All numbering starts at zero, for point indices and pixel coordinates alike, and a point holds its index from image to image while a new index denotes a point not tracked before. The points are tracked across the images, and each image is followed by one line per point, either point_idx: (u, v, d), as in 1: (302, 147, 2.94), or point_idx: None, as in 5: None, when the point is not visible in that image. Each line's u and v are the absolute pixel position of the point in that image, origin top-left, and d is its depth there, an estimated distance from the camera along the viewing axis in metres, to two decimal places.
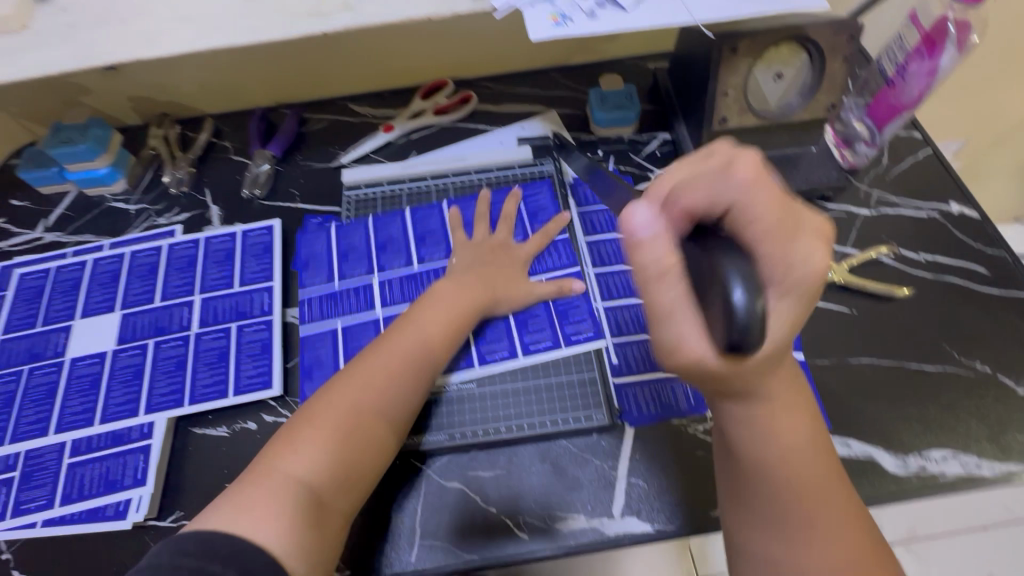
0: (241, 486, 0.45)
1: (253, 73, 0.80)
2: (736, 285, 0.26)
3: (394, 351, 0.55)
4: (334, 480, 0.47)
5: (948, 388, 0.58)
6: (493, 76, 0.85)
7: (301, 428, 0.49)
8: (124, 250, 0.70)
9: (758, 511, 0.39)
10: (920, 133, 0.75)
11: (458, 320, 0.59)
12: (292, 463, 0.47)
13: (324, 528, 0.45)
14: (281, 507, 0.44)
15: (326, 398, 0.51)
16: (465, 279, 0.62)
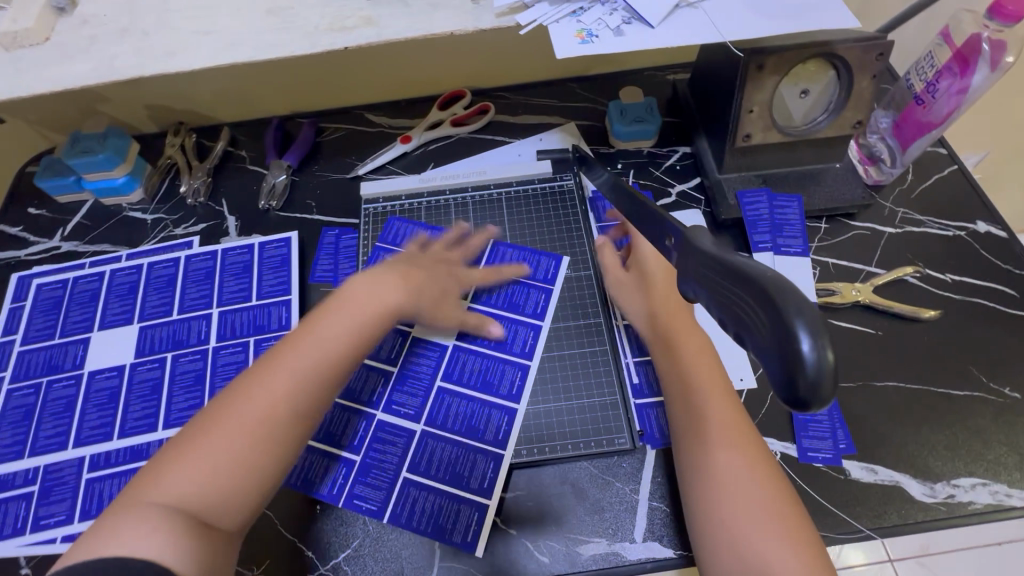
0: (121, 509, 0.41)
1: (271, 82, 0.80)
2: (803, 332, 0.22)
3: (290, 359, 0.49)
4: (217, 498, 0.43)
5: (976, 414, 0.57)
6: (510, 86, 0.85)
7: (183, 447, 0.43)
8: (141, 262, 0.70)
9: (713, 522, 0.45)
10: (945, 150, 0.74)
11: (370, 320, 0.53)
12: (166, 485, 0.42)
13: (209, 543, 0.41)
14: (154, 530, 0.39)
15: (218, 411, 0.46)
16: (385, 277, 0.57)
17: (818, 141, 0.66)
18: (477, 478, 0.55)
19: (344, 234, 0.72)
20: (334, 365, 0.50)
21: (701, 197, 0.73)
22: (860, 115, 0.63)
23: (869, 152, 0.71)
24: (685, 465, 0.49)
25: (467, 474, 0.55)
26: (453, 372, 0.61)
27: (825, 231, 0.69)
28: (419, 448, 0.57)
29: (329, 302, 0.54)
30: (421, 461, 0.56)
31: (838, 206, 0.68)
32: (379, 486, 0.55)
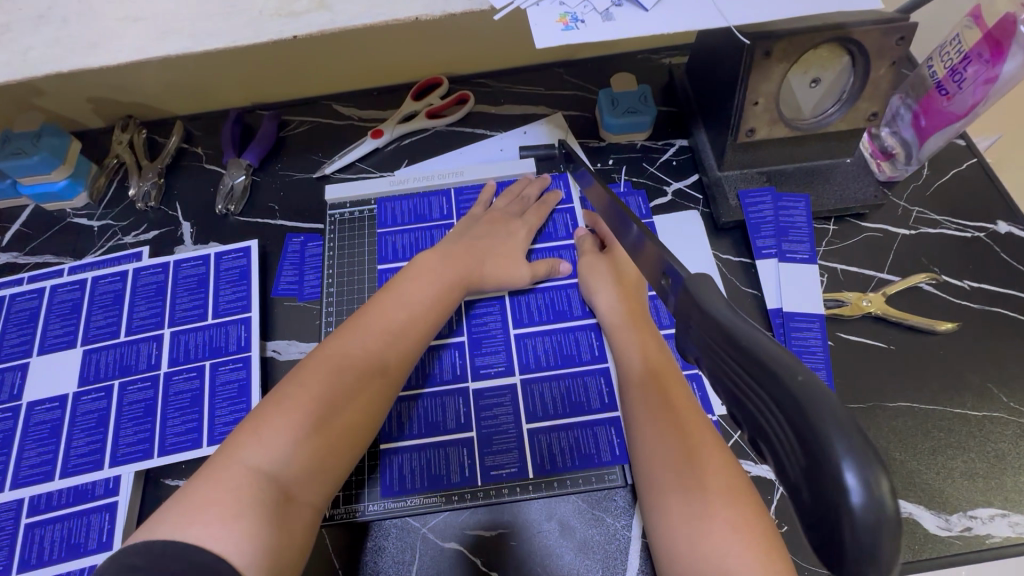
0: (197, 483, 0.40)
1: (226, 71, 0.72)
2: (850, 472, 0.19)
3: (374, 327, 0.50)
4: (304, 471, 0.42)
5: (995, 435, 0.52)
6: (490, 73, 0.77)
7: (269, 412, 0.43)
8: (84, 276, 0.64)
9: (679, 530, 0.37)
10: (964, 141, 0.68)
11: (447, 293, 0.55)
12: (254, 452, 0.41)
13: (291, 524, 0.41)
14: (246, 504, 0.39)
15: (298, 379, 0.46)
16: (451, 251, 0.58)
17: (829, 135, 0.60)
18: (608, 450, 0.52)
19: (309, 242, 0.66)
20: (418, 334, 0.52)
21: (700, 195, 0.67)
22: (875, 107, 0.57)
23: (882, 145, 0.65)
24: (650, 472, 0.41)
25: (595, 450, 0.53)
26: (528, 347, 0.57)
27: (833, 233, 0.63)
28: (506, 428, 0.54)
29: (404, 274, 0.55)
30: (509, 443, 0.53)
31: (848, 206, 0.63)
32: (463, 468, 0.52)
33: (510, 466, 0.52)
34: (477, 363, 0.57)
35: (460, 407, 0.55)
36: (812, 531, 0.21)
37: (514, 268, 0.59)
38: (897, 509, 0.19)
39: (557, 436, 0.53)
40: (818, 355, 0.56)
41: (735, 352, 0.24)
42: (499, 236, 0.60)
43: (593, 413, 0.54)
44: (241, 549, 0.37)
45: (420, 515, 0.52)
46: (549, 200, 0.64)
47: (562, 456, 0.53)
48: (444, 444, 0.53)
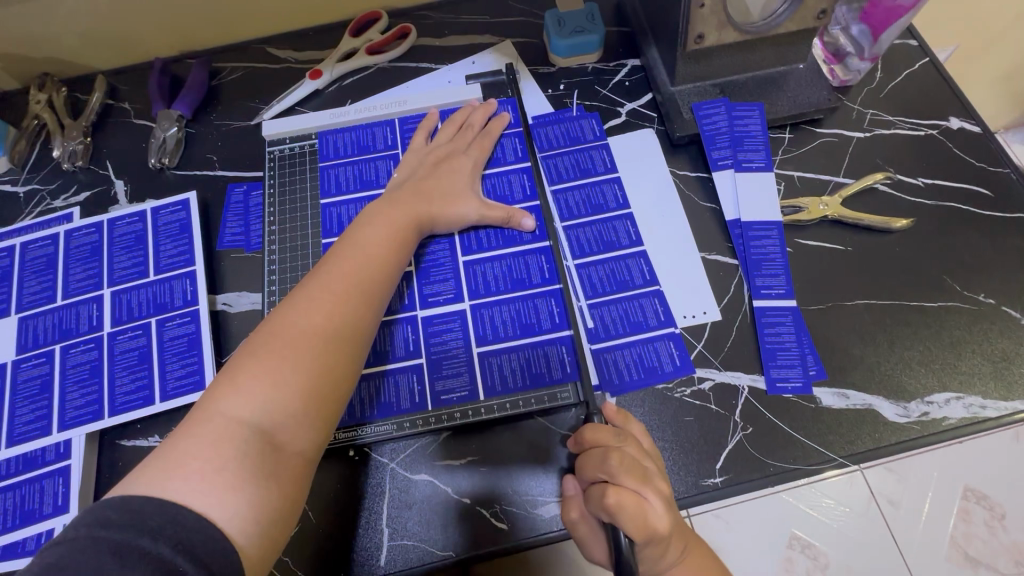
0: (175, 438, 0.39)
1: (144, 15, 0.67)
2: None
3: (341, 271, 0.48)
4: (290, 417, 0.41)
5: (950, 323, 0.53)
6: (432, 3, 0.73)
7: (241, 362, 0.41)
8: (11, 242, 0.60)
9: None
10: (916, 41, 0.67)
11: (404, 232, 0.53)
12: (233, 402, 0.40)
13: (278, 476, 0.39)
14: (226, 456, 0.38)
15: (269, 328, 0.44)
16: (397, 195, 0.55)
17: (779, 38, 0.58)
18: (558, 368, 0.52)
19: (252, 190, 0.63)
20: (386, 276, 0.50)
21: (655, 114, 0.65)
22: (825, 4, 0.54)
23: (834, 49, 0.63)
24: None
25: (546, 369, 0.52)
26: (478, 274, 0.56)
27: (789, 141, 0.62)
28: (456, 351, 0.53)
29: (360, 220, 0.53)
30: (459, 367, 0.53)
31: (803, 112, 0.61)
32: (412, 395, 0.52)
33: (460, 390, 0.52)
34: (426, 291, 0.55)
35: (408, 335, 0.54)
36: None
37: (461, 198, 0.57)
38: None
39: (508, 357, 0.53)
40: (777, 262, 0.56)
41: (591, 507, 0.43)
42: (443, 174, 0.57)
43: (543, 332, 0.53)
44: (219, 504, 0.36)
45: (385, 450, 0.51)
46: (492, 129, 0.62)
47: (514, 376, 0.52)
48: (395, 372, 0.52)
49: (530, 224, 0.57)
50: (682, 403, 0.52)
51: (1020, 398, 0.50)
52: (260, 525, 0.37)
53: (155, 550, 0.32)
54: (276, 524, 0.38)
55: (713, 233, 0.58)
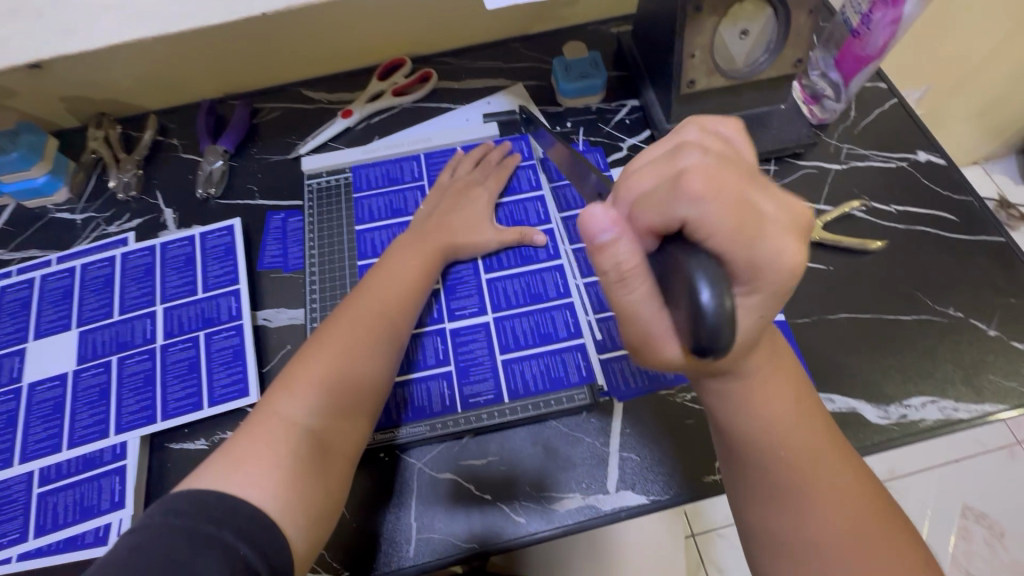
0: (237, 440, 0.44)
1: (196, 61, 0.75)
2: (705, 285, 0.26)
3: (377, 295, 0.55)
4: (336, 421, 0.47)
5: (924, 334, 0.59)
6: (451, 51, 0.82)
7: (296, 371, 0.48)
8: (72, 264, 0.66)
9: (759, 488, 0.39)
10: (885, 84, 0.75)
11: (432, 261, 0.60)
12: (289, 405, 0.46)
13: (325, 477, 0.44)
14: (281, 455, 0.43)
15: (317, 342, 0.51)
16: (425, 228, 0.62)
17: (761, 82, 0.66)
18: (575, 372, 0.57)
19: (290, 217, 0.70)
20: (415, 300, 0.57)
21: None
22: (800, 53, 0.62)
23: (812, 91, 0.71)
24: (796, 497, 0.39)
25: (564, 373, 0.57)
26: (499, 290, 0.62)
27: (773, 172, 0.70)
28: (481, 359, 0.59)
29: (393, 251, 0.60)
30: (485, 372, 0.58)
31: (785, 147, 0.69)
32: (443, 398, 0.57)
33: (486, 393, 0.57)
34: (453, 306, 0.61)
35: (438, 345, 0.59)
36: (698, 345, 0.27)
37: (479, 226, 0.63)
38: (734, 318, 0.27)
39: (529, 363, 0.58)
40: None
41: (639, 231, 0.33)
42: (464, 205, 0.64)
43: (560, 341, 0.59)
44: (277, 497, 0.41)
45: (414, 451, 0.56)
46: (508, 163, 0.69)
47: (534, 380, 0.57)
48: (427, 379, 0.58)
49: (541, 240, 0.64)
50: (682, 407, 0.57)
51: (990, 401, 0.55)
52: (311, 517, 0.42)
53: (220, 535, 0.36)
54: (323, 519, 0.43)
55: None
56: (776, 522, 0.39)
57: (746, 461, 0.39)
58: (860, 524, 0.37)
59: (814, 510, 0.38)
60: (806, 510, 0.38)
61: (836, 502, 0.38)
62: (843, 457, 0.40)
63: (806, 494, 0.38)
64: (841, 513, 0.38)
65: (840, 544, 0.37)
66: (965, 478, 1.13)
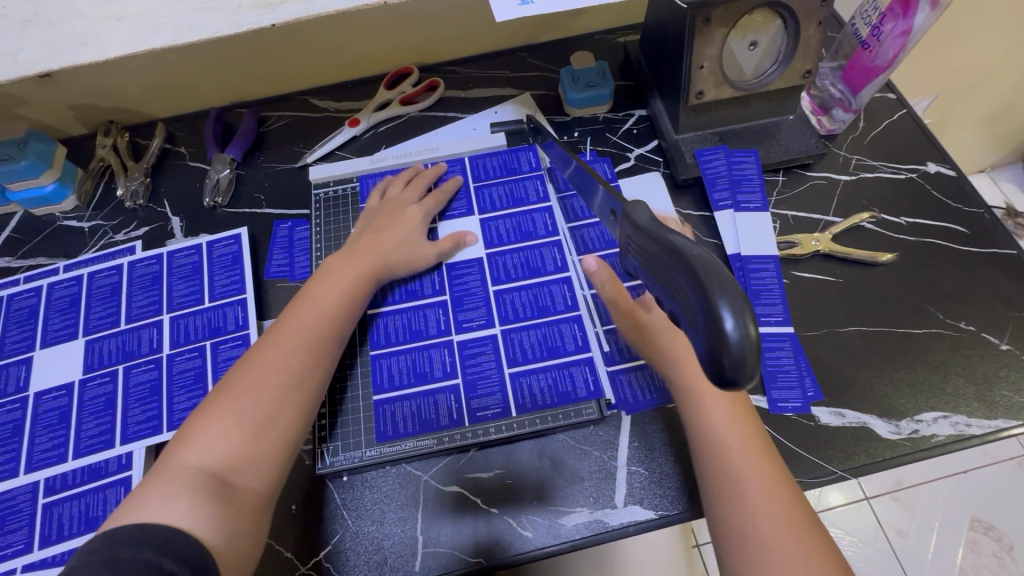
0: (148, 481, 0.43)
1: (204, 70, 0.75)
2: (727, 314, 0.27)
3: (292, 328, 0.53)
4: (242, 460, 0.45)
5: (935, 348, 0.58)
6: (459, 60, 0.82)
7: (203, 417, 0.47)
8: (79, 272, 0.66)
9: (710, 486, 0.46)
10: (894, 94, 0.75)
11: (358, 286, 0.58)
12: (193, 451, 0.45)
13: (235, 501, 0.43)
14: (184, 490, 0.42)
15: (229, 381, 0.49)
16: (353, 251, 0.60)
17: (770, 93, 0.66)
18: (583, 387, 0.57)
19: (297, 226, 0.69)
20: (336, 327, 0.55)
21: (660, 158, 0.72)
22: (809, 64, 0.62)
23: (820, 101, 0.71)
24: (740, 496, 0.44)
25: (572, 388, 0.57)
26: (507, 302, 0.62)
27: (782, 183, 0.69)
28: (489, 372, 0.58)
29: (316, 277, 0.58)
30: (493, 386, 0.57)
31: (794, 158, 0.68)
32: (451, 412, 0.56)
33: (493, 407, 0.56)
34: (460, 318, 0.61)
35: (445, 358, 0.59)
36: (717, 377, 0.28)
37: (410, 244, 0.62)
38: (760, 344, 0.27)
39: (537, 377, 0.58)
40: (775, 292, 0.61)
41: (658, 245, 0.33)
42: (393, 222, 0.63)
43: (568, 355, 0.58)
44: (188, 517, 0.41)
45: (420, 463, 0.56)
46: (427, 179, 0.68)
47: (542, 395, 0.57)
48: (434, 392, 0.57)
49: (472, 237, 0.65)
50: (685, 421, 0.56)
51: (1003, 417, 0.55)
52: (224, 537, 0.41)
53: (168, 568, 0.37)
54: (242, 537, 0.42)
55: None
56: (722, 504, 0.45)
57: (701, 453, 0.48)
58: (788, 518, 0.43)
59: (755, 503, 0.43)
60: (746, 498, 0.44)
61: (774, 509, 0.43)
62: (780, 468, 0.46)
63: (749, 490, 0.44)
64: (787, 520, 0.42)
65: (773, 529, 0.42)
66: (975, 488, 1.12)
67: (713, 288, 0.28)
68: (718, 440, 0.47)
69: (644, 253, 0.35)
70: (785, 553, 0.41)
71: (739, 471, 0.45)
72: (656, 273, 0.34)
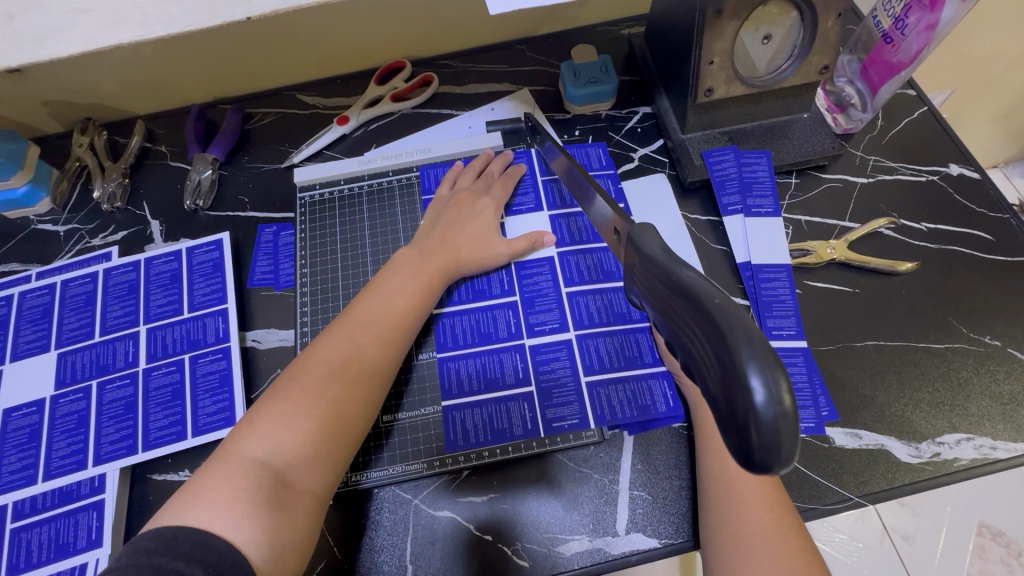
0: (199, 474, 0.41)
1: (184, 66, 0.71)
2: (757, 381, 0.24)
3: (363, 321, 0.50)
4: (306, 459, 0.42)
5: (958, 364, 0.55)
6: (453, 53, 0.78)
7: (265, 406, 0.44)
8: (52, 280, 0.63)
9: (711, 509, 0.46)
10: (915, 91, 0.71)
11: (428, 283, 0.55)
12: (252, 444, 0.42)
13: (290, 509, 0.40)
14: (241, 488, 0.39)
15: (295, 371, 0.46)
16: (428, 243, 0.58)
17: (784, 90, 0.61)
18: (662, 402, 0.53)
19: (282, 231, 0.66)
20: (410, 324, 0.53)
21: (666, 159, 0.68)
22: (826, 59, 0.58)
23: (836, 99, 0.66)
24: (743, 525, 0.43)
25: (651, 402, 0.54)
26: (581, 305, 0.58)
27: (795, 186, 0.65)
28: (564, 380, 0.55)
29: (386, 269, 0.56)
30: (568, 395, 0.54)
31: (808, 159, 0.64)
32: (525, 421, 0.54)
33: (571, 418, 0.54)
34: (532, 321, 0.58)
35: (517, 363, 0.56)
36: (741, 450, 0.25)
37: (488, 243, 0.59)
38: (796, 415, 0.24)
39: (615, 388, 0.55)
40: (788, 303, 0.58)
41: (669, 284, 0.30)
42: (467, 218, 0.61)
43: (645, 367, 0.55)
44: (237, 527, 0.37)
45: (410, 486, 0.53)
46: (512, 173, 0.65)
47: (620, 407, 0.54)
48: (505, 400, 0.55)
49: (550, 240, 0.61)
50: (679, 438, 0.53)
51: None
52: (273, 551, 0.38)
53: (188, 572, 0.33)
54: (289, 552, 0.39)
55: (725, 275, 0.61)
56: (723, 530, 0.44)
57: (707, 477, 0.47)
58: (781, 544, 0.42)
59: (755, 530, 0.42)
60: (745, 524, 0.43)
61: (774, 542, 0.42)
62: (785, 500, 0.45)
63: (749, 521, 0.43)
64: (786, 553, 0.41)
65: (759, 551, 0.42)
66: None
67: (738, 343, 0.25)
68: (726, 465, 0.47)
69: (653, 288, 0.32)
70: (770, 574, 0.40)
71: (742, 488, 0.45)
72: (667, 314, 0.31)
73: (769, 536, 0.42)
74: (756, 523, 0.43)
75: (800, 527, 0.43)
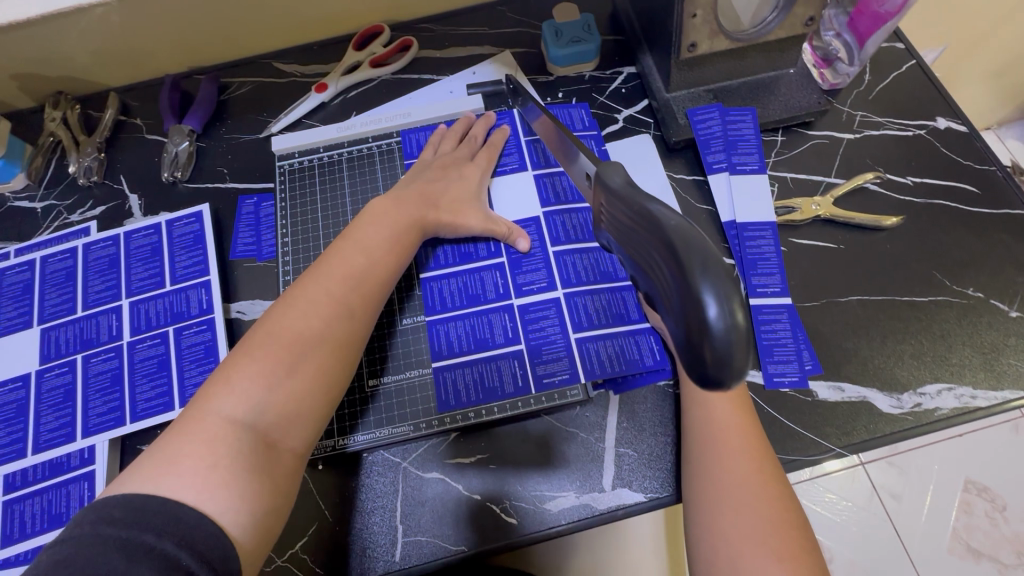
0: (170, 436, 0.40)
1: (154, 36, 0.69)
2: (710, 298, 0.25)
3: (338, 276, 0.49)
4: (287, 417, 0.43)
5: (941, 317, 0.55)
6: (433, 17, 0.76)
7: (236, 363, 0.43)
8: (32, 256, 0.62)
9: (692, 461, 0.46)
10: (903, 44, 0.69)
11: (403, 236, 0.54)
12: (227, 403, 0.41)
13: (271, 473, 0.41)
14: (220, 454, 0.39)
15: (266, 328, 0.45)
16: (404, 195, 0.57)
17: (769, 45, 0.60)
18: (650, 355, 0.54)
19: (263, 201, 0.65)
20: (386, 278, 0.52)
21: (651, 120, 0.67)
22: (812, 11, 0.56)
23: (823, 53, 0.66)
24: (722, 477, 0.44)
25: (639, 356, 0.54)
26: (568, 264, 0.58)
27: (781, 143, 0.64)
28: (554, 339, 0.55)
29: (359, 219, 0.54)
30: (558, 352, 0.55)
31: (794, 115, 0.63)
32: (516, 378, 0.54)
33: (561, 373, 0.54)
34: (520, 280, 0.58)
35: (506, 322, 0.56)
36: (698, 365, 0.26)
37: (468, 205, 0.59)
38: (748, 330, 0.25)
39: (604, 343, 0.55)
40: (773, 260, 0.58)
41: (633, 216, 0.31)
42: (451, 181, 0.60)
43: (633, 323, 0.55)
44: (212, 498, 0.37)
45: (398, 448, 0.53)
46: (495, 142, 0.64)
47: (609, 361, 0.54)
48: (496, 358, 0.55)
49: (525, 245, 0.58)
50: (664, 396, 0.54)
51: (1009, 388, 0.52)
52: (254, 517, 0.39)
53: (159, 545, 0.33)
54: (270, 516, 0.40)
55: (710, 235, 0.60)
56: (703, 481, 0.44)
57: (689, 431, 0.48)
58: (757, 493, 0.42)
59: (735, 480, 0.43)
60: (725, 474, 0.44)
61: (754, 493, 0.42)
62: (767, 454, 0.45)
63: (729, 472, 0.44)
64: (763, 503, 0.42)
65: (739, 499, 0.42)
66: None
67: (693, 264, 0.26)
68: (711, 420, 0.47)
69: (621, 223, 0.33)
70: (748, 522, 0.41)
71: (722, 440, 0.45)
72: (633, 247, 0.32)
73: (747, 485, 0.43)
74: (735, 473, 0.44)
75: (779, 478, 0.44)
